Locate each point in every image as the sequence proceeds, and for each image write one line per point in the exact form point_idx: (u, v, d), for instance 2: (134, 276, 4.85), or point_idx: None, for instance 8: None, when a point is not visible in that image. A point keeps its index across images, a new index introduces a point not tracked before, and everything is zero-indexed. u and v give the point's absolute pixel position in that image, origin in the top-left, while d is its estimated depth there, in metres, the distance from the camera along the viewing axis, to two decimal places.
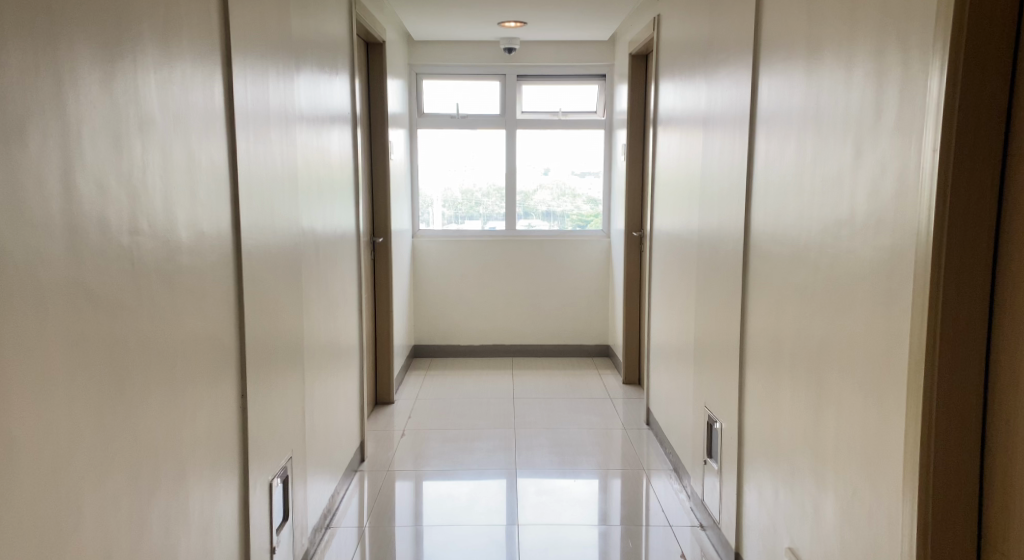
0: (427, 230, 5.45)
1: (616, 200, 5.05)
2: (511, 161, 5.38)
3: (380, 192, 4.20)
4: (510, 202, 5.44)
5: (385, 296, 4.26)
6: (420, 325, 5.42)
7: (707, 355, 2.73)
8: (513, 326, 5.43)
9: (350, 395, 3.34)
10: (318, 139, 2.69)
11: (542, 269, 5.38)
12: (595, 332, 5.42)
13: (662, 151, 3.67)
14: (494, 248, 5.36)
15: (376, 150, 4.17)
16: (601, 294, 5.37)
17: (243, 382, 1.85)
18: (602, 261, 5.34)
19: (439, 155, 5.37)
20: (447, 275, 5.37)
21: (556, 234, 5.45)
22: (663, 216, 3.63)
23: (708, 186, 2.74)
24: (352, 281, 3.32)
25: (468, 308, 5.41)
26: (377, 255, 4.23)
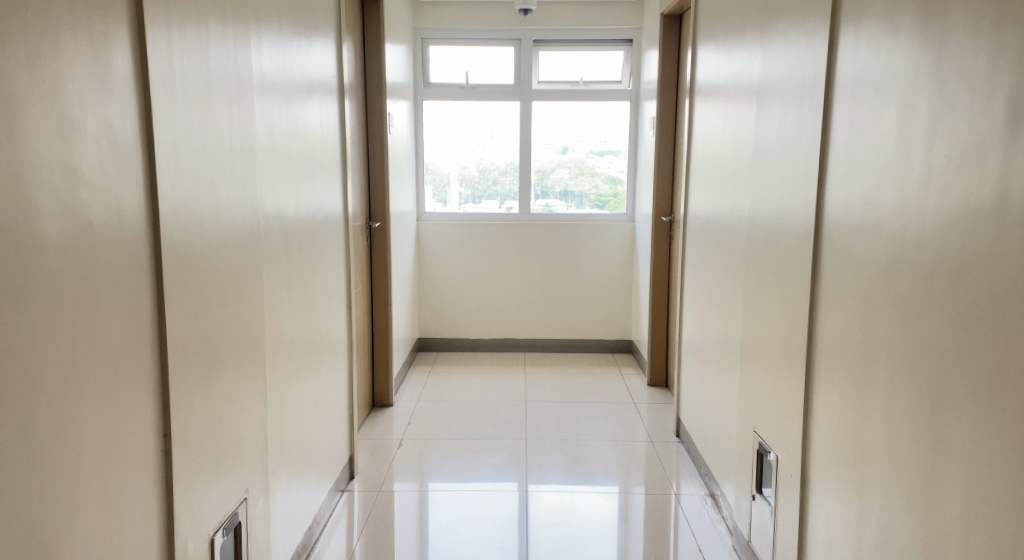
0: (434, 212, 5.01)
1: (643, 181, 4.56)
2: (526, 137, 4.90)
3: (377, 174, 3.77)
4: (524, 182, 4.97)
5: (383, 286, 3.83)
6: (425, 316, 4.99)
7: (755, 370, 2.27)
8: (526, 318, 4.98)
9: (338, 402, 2.92)
10: (290, 114, 2.25)
11: (558, 256, 4.91)
12: (616, 326, 4.96)
13: (698, 127, 3.18)
14: (506, 233, 4.90)
15: (372, 127, 3.73)
16: (623, 285, 4.91)
17: (166, 417, 1.41)
18: (625, 249, 4.87)
19: (447, 130, 4.91)
20: (454, 262, 4.92)
21: (575, 216, 5.00)
22: (698, 202, 3.16)
23: (759, 165, 2.26)
24: (340, 274, 2.89)
25: (477, 298, 4.97)
26: (375, 242, 3.81)
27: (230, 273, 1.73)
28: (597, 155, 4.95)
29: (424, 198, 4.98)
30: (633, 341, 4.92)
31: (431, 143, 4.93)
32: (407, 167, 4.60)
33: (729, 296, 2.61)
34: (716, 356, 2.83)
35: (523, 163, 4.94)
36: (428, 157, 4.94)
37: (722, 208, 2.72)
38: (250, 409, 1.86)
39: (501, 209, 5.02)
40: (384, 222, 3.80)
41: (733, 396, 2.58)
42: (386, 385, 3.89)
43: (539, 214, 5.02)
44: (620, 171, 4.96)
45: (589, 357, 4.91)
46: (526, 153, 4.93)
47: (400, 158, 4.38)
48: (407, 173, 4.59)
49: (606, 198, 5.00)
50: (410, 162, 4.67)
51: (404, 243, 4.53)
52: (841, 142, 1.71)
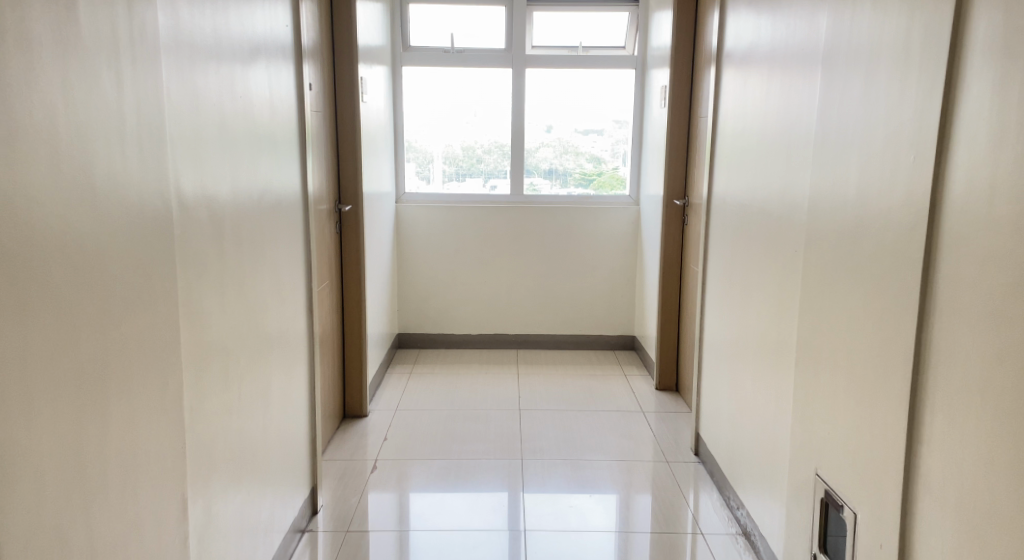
0: (413, 193, 4.50)
1: (651, 160, 4.08)
2: (518, 110, 4.39)
3: (346, 153, 3.26)
4: (516, 160, 4.46)
5: (355, 280, 3.33)
6: (404, 310, 4.49)
7: (816, 397, 1.81)
8: (517, 312, 4.50)
9: (300, 423, 2.43)
10: (224, 74, 1.74)
11: (553, 242, 4.42)
12: (617, 321, 4.49)
13: (727, 98, 2.69)
14: (495, 218, 4.40)
15: (339, 98, 3.22)
16: (626, 275, 4.43)
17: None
18: (628, 235, 4.39)
19: (429, 101, 4.39)
20: (438, 248, 4.42)
21: (570, 199, 4.51)
22: (726, 185, 2.68)
23: (822, 139, 1.79)
24: (298, 270, 2.39)
25: (463, 289, 4.47)
26: (344, 229, 3.29)
27: (124, 281, 1.23)
28: (582, 135, 4.45)
29: (404, 176, 4.47)
30: (636, 337, 4.45)
31: (411, 115, 4.40)
32: (384, 142, 4.08)
33: (776, 300, 2.13)
34: (753, 370, 2.36)
35: (515, 139, 4.43)
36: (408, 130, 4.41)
37: (765, 193, 2.24)
38: (161, 465, 1.36)
39: (489, 191, 4.52)
40: (356, 205, 3.29)
41: (779, 423, 2.12)
42: (358, 394, 3.39)
43: (530, 197, 4.51)
44: (605, 150, 4.47)
45: (589, 354, 4.43)
46: (518, 128, 4.41)
47: (376, 132, 3.85)
48: (383, 148, 4.07)
49: (592, 178, 4.51)
50: (386, 137, 4.15)
51: (381, 227, 4.01)
52: (982, 103, 1.23)
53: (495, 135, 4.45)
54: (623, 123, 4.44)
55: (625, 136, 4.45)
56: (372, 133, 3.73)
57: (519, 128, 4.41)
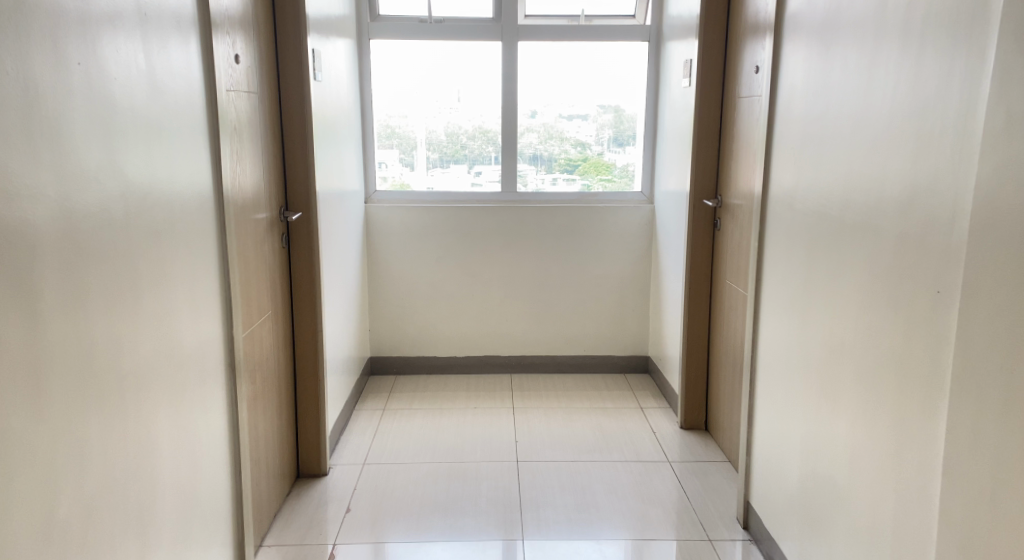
0: (385, 192, 3.81)
1: (671, 150, 3.43)
2: (507, 92, 3.72)
3: (293, 146, 2.58)
4: (507, 151, 3.79)
5: (310, 306, 2.66)
6: (376, 328, 3.82)
7: (1002, 525, 1.16)
8: (511, 330, 3.84)
9: (220, 522, 1.77)
10: (28, 29, 1.06)
11: (551, 248, 3.77)
12: (629, 340, 3.84)
13: (792, 72, 2.04)
14: (484, 220, 3.74)
15: (283, 78, 2.53)
16: (638, 286, 3.79)
17: None
18: (640, 239, 3.75)
19: (404, 82, 3.71)
20: (416, 255, 3.77)
21: (575, 197, 3.85)
22: (792, 186, 2.03)
23: (1016, 119, 1.15)
24: (214, 315, 1.72)
25: (446, 304, 3.81)
26: (295, 242, 2.62)
27: None
28: (566, 120, 3.78)
29: (375, 172, 3.79)
30: (652, 358, 3.81)
31: (382, 99, 3.71)
32: (348, 130, 3.40)
33: (895, 357, 1.49)
34: (846, 444, 1.72)
35: (506, 126, 3.76)
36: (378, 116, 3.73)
37: (869, 202, 1.60)
38: None
39: (477, 188, 3.84)
40: (306, 212, 2.61)
41: (900, 534, 1.47)
42: (315, 448, 2.72)
43: (524, 195, 3.84)
44: (591, 135, 3.80)
45: (595, 380, 3.78)
46: (509, 112, 3.74)
47: (337, 119, 3.18)
48: (347, 137, 3.39)
49: (580, 167, 3.83)
50: (351, 125, 3.47)
51: (344, 233, 3.34)
52: None
53: (481, 122, 3.77)
54: (618, 107, 3.78)
55: (635, 121, 3.79)
56: (330, 121, 3.05)
57: (512, 112, 3.74)
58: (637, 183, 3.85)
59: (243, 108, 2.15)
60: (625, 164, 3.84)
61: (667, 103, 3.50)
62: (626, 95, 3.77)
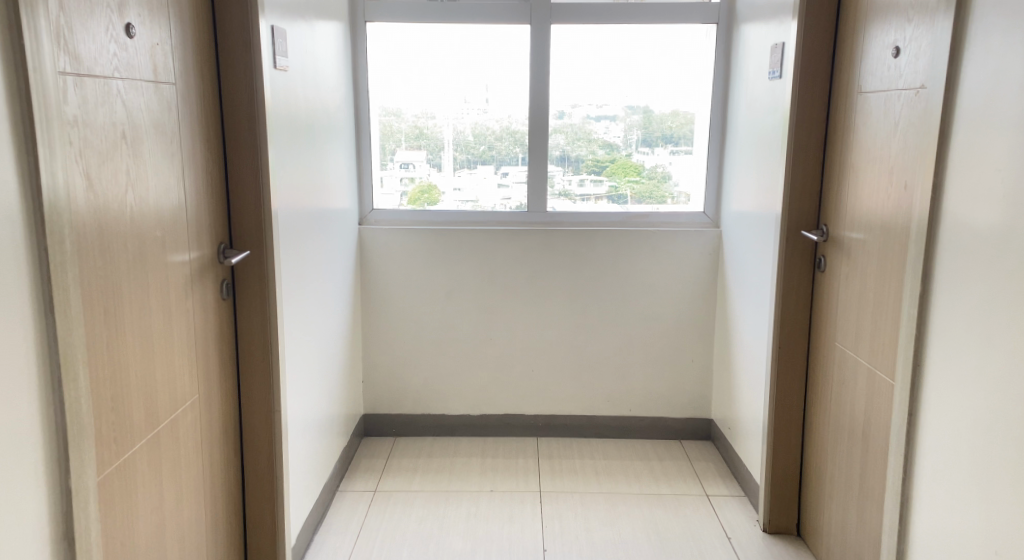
0: (384, 210, 3.11)
1: (750, 165, 2.67)
2: (539, 88, 3.00)
3: (241, 159, 1.86)
4: (537, 162, 3.06)
5: (264, 380, 1.94)
6: (371, 380, 3.11)
7: None
8: (541, 383, 3.11)
9: None
10: None
11: (590, 281, 3.04)
12: (686, 398, 3.09)
13: (1006, 52, 1.28)
14: (505, 247, 3.03)
15: (225, 67, 1.82)
16: (699, 332, 3.04)
17: None
18: (702, 273, 3.01)
19: (413, 75, 3.01)
20: (422, 290, 3.06)
21: (620, 220, 3.11)
22: (1005, 229, 1.28)
23: None
24: (32, 452, 1.02)
25: (460, 351, 3.09)
26: (242, 295, 1.90)
27: None
28: (593, 121, 3.05)
29: (371, 187, 3.08)
30: (716, 424, 3.04)
31: (386, 96, 3.03)
32: (336, 136, 2.70)
33: None
34: None
35: (535, 131, 3.03)
36: (381, 117, 3.05)
37: None
38: None
39: (499, 207, 3.12)
40: (255, 252, 1.88)
41: None
42: None
43: (557, 216, 3.11)
44: (619, 136, 3.05)
45: (645, 450, 3.04)
46: (540, 113, 3.02)
47: (319, 123, 2.48)
48: (334, 145, 2.69)
49: (607, 169, 3.08)
50: (340, 129, 2.77)
51: (330, 267, 2.63)
52: None
53: (512, 113, 3.04)
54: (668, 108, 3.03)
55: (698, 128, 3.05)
56: (307, 125, 2.34)
57: (543, 114, 3.02)
58: (699, 203, 3.10)
59: (140, 105, 1.43)
60: (656, 166, 3.07)
61: (743, 104, 2.73)
62: (685, 93, 3.03)
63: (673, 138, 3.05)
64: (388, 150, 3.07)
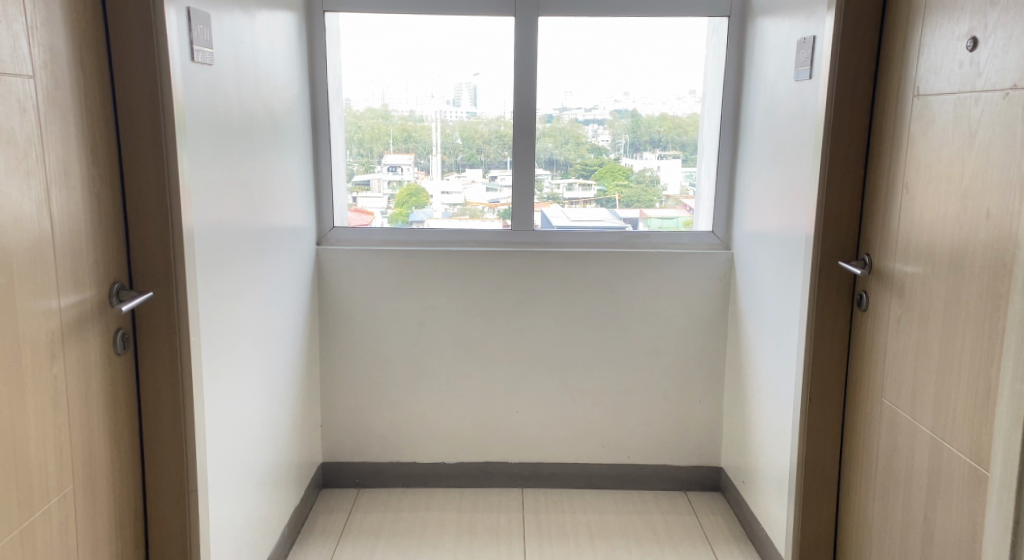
0: (346, 228, 2.72)
1: (769, 181, 2.30)
2: (524, 90, 2.62)
3: (143, 177, 1.46)
4: (521, 174, 2.69)
5: (176, 455, 1.55)
6: (331, 423, 2.72)
7: None
8: (526, 427, 2.73)
9: None
10: None
11: (582, 311, 2.67)
12: (692, 443, 2.73)
13: None
14: (484, 271, 2.65)
15: (122, 57, 1.41)
16: (707, 368, 2.68)
17: None
18: (710, 302, 2.65)
19: (382, 74, 2.63)
20: (390, 320, 2.67)
21: (620, 239, 2.72)
22: None
23: None
24: None
25: (433, 390, 2.71)
26: (147, 348, 1.51)
27: None
28: (582, 125, 2.67)
29: (331, 201, 2.70)
30: (726, 473, 2.68)
31: (351, 99, 2.66)
32: (285, 144, 2.31)
33: None
34: None
35: (521, 138, 2.66)
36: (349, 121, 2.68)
37: None
38: None
39: (479, 225, 2.74)
40: (160, 293, 1.48)
41: None
42: None
43: (545, 236, 2.73)
44: (605, 141, 2.68)
45: (645, 504, 2.67)
46: (526, 119, 2.64)
47: (262, 130, 2.09)
48: (284, 155, 2.31)
49: (595, 173, 2.71)
50: (291, 137, 2.39)
51: (278, 299, 2.24)
52: None
53: (505, 112, 2.66)
54: (673, 114, 2.66)
55: (705, 137, 2.70)
56: (246, 132, 1.96)
57: (530, 120, 2.64)
58: (708, 221, 2.73)
59: None
60: (647, 169, 2.70)
61: (761, 109, 2.36)
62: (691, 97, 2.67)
63: (662, 142, 2.69)
64: (375, 153, 2.68)
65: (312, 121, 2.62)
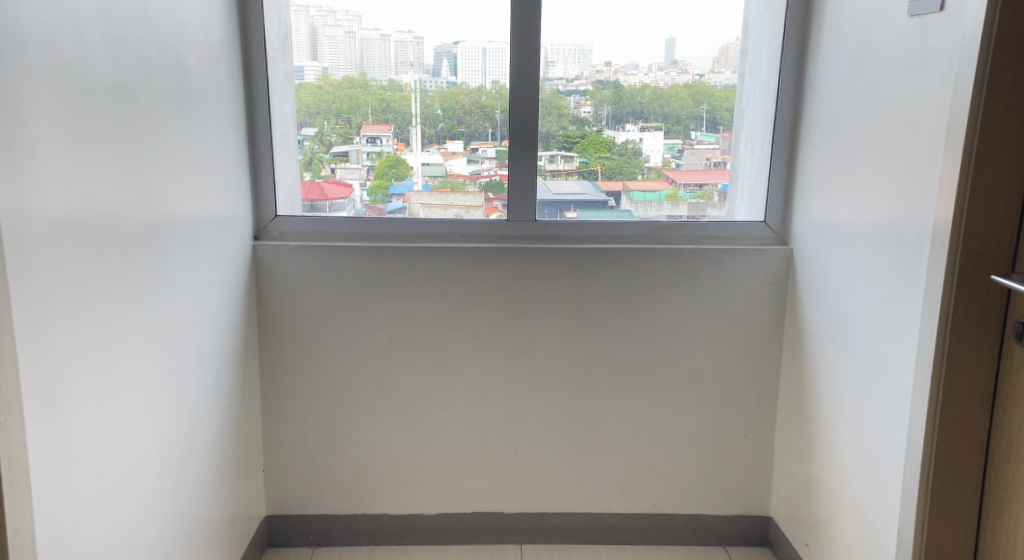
0: (293, 217, 2.11)
1: (857, 159, 1.73)
2: (525, 47, 2.02)
3: None
4: (518, 155, 2.09)
5: None
6: (278, 467, 2.15)
7: None
8: (526, 469, 2.18)
9: None
10: None
11: (595, 323, 2.12)
12: (734, 487, 2.19)
13: None
14: (473, 273, 2.09)
15: None
16: (753, 396, 2.14)
17: None
18: (759, 311, 2.10)
19: (349, 31, 2.04)
20: (352, 334, 2.10)
21: (646, 231, 2.14)
22: None
23: None
24: None
25: (409, 422, 2.14)
26: None
27: None
28: (563, 94, 2.07)
29: (271, 185, 2.10)
30: (778, 526, 2.14)
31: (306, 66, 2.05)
32: (204, 114, 1.73)
33: None
34: None
35: (516, 111, 2.06)
36: (298, 90, 2.07)
37: None
38: None
39: (466, 215, 2.14)
40: None
41: None
42: None
43: (551, 228, 2.14)
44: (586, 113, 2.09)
45: None
46: (528, 84, 2.05)
47: (165, 96, 1.50)
48: (203, 128, 1.72)
49: (575, 146, 2.11)
50: (213, 105, 1.79)
51: (191, 320, 1.67)
52: None
53: (493, 79, 2.06)
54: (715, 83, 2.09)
55: (742, 104, 2.11)
56: (132, 90, 1.37)
57: (532, 84, 2.05)
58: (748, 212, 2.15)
59: None
60: (628, 140, 2.12)
61: (845, 68, 1.79)
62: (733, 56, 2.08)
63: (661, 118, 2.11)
64: (353, 123, 2.08)
65: (245, 84, 2.02)
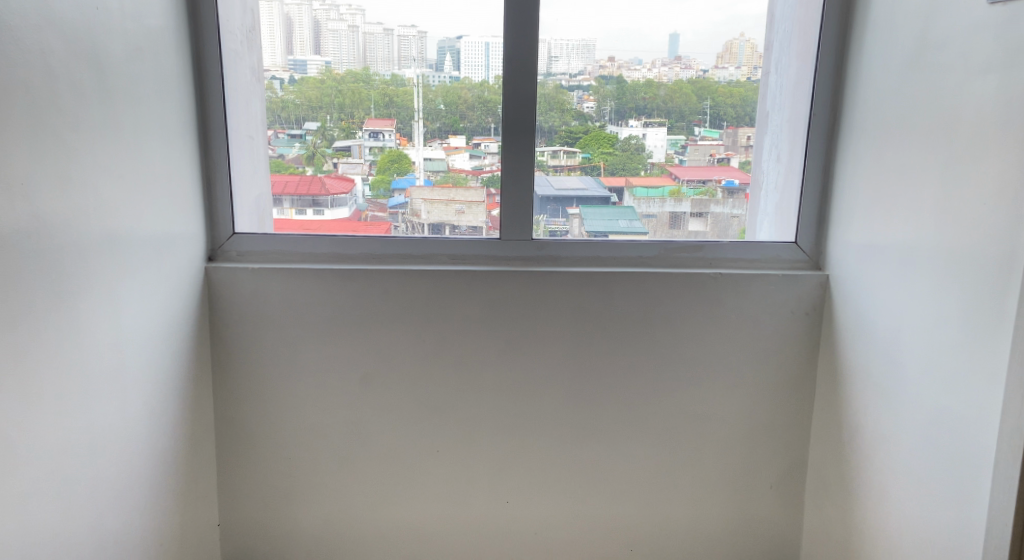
0: (253, 235, 1.84)
1: (914, 176, 1.46)
2: (524, 41, 1.76)
3: None
4: (512, 167, 1.83)
5: None
6: (237, 514, 1.91)
7: None
8: (521, 515, 1.95)
9: None
10: None
11: (600, 357, 1.87)
12: (755, 542, 1.95)
13: None
14: (461, 299, 1.83)
15: None
16: (780, 440, 1.89)
17: None
18: (788, 345, 1.84)
19: (353, 25, 1.78)
20: (324, 367, 1.85)
21: (661, 253, 1.86)
22: None
23: None
24: None
25: (391, 466, 1.91)
26: None
27: None
28: (568, 90, 1.81)
29: (228, 199, 1.82)
30: None
31: (301, 59, 1.79)
32: (137, 127, 1.47)
33: None
34: None
35: (510, 116, 1.80)
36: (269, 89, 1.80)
37: None
38: None
39: (455, 233, 1.87)
40: None
41: None
42: None
43: (550, 248, 1.87)
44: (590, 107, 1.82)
45: None
46: (525, 85, 1.79)
47: (53, 109, 1.25)
48: (135, 143, 1.47)
49: (579, 141, 1.84)
50: (153, 114, 1.53)
51: (114, 369, 1.43)
52: None
53: (497, 72, 1.80)
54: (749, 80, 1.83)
55: (766, 106, 1.85)
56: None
57: (530, 85, 1.79)
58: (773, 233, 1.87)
59: None
60: (631, 136, 1.84)
61: (900, 68, 1.51)
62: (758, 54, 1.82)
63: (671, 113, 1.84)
64: (358, 118, 1.82)
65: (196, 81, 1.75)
